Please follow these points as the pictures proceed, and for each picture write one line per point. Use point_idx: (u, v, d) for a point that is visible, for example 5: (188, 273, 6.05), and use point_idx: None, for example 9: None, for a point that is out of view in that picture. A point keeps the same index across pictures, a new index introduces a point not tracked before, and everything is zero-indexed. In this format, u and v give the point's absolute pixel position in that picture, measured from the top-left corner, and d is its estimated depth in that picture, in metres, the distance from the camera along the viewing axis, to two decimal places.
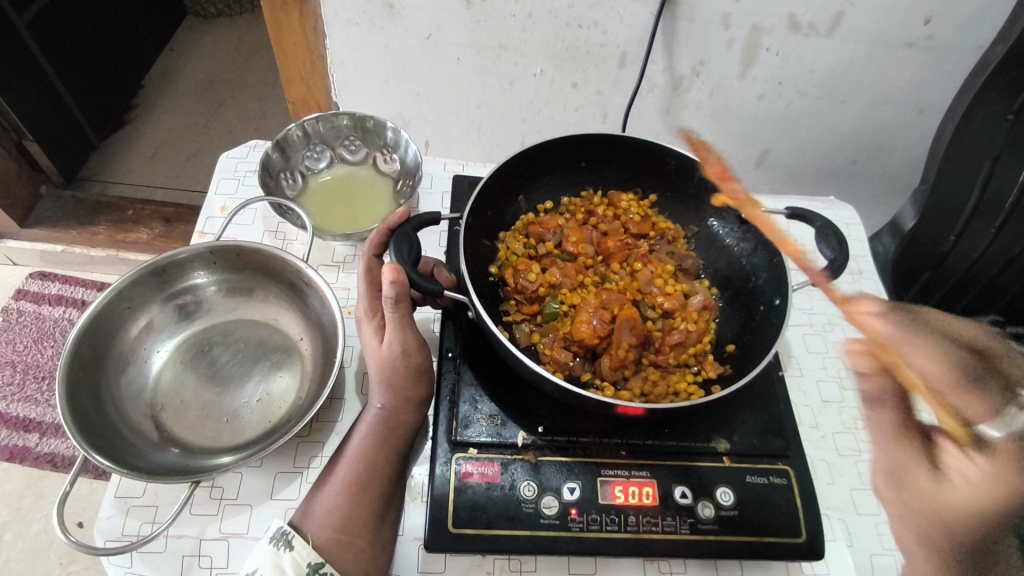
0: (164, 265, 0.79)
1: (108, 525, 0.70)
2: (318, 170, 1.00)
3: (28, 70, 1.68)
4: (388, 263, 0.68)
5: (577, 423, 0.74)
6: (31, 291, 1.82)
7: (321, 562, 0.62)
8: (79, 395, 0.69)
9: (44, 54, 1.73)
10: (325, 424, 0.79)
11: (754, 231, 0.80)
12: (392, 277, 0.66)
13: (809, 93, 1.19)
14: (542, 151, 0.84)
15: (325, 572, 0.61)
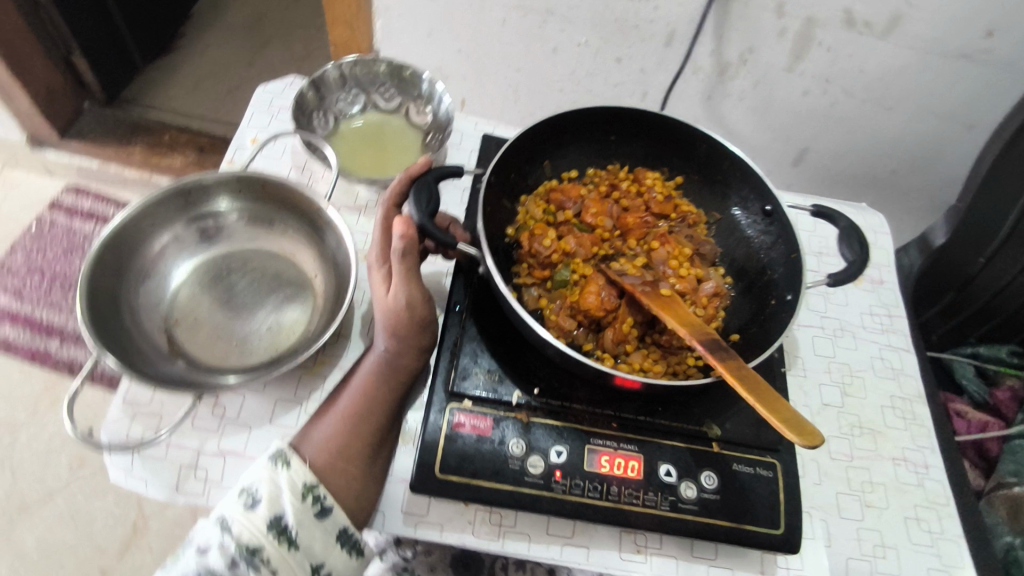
0: (191, 186, 0.81)
1: (115, 427, 0.74)
2: (352, 114, 1.00)
3: None
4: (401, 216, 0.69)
5: (573, 389, 0.75)
6: (66, 205, 1.88)
7: (315, 484, 0.64)
8: (99, 300, 0.72)
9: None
10: (329, 360, 0.81)
11: (778, 223, 0.78)
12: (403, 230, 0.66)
13: (857, 95, 1.16)
14: (573, 119, 0.84)
15: (318, 492, 0.64)
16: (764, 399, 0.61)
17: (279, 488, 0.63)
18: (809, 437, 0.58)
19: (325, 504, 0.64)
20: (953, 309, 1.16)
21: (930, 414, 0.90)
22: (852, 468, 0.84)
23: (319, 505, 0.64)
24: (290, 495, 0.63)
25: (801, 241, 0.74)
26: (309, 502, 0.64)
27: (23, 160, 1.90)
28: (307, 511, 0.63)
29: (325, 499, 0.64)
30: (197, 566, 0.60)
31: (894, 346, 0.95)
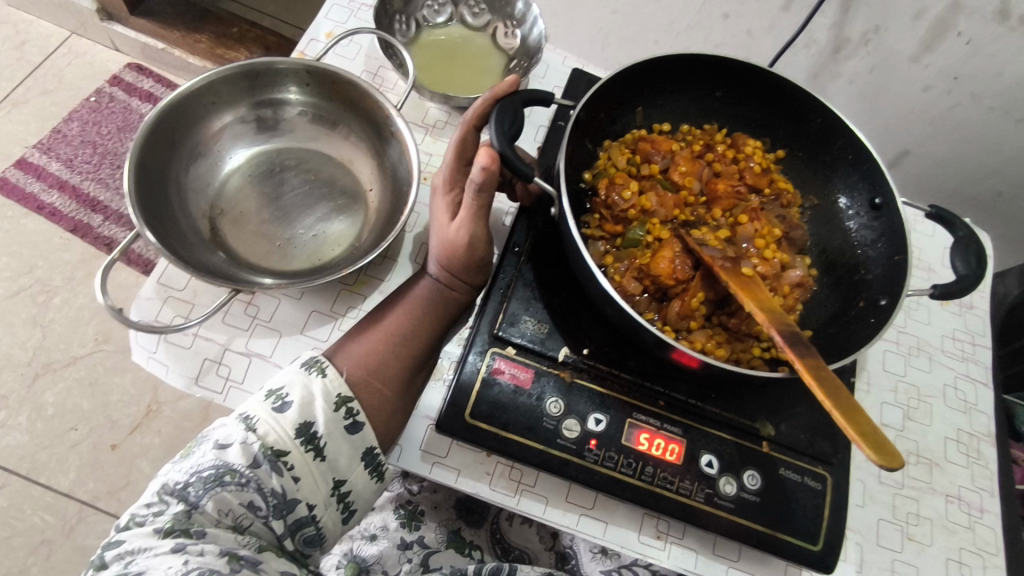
0: (259, 70, 0.75)
1: (145, 306, 0.71)
2: (436, 23, 0.93)
3: None
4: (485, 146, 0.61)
5: (625, 357, 0.69)
6: (127, 81, 1.87)
7: (351, 397, 0.61)
8: (148, 172, 0.68)
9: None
10: (370, 280, 0.76)
11: (887, 220, 0.70)
12: (485, 162, 0.60)
13: (983, 100, 1.04)
14: (679, 64, 0.76)
15: (352, 407, 0.60)
16: (841, 404, 0.54)
17: (311, 395, 0.60)
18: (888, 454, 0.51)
19: (357, 419, 0.60)
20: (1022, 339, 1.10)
21: (995, 456, 0.83)
22: (899, 496, 0.77)
23: (351, 418, 0.60)
24: (324, 404, 0.59)
25: (909, 243, 0.67)
26: (342, 414, 0.60)
27: (91, 29, 1.87)
28: (338, 422, 0.59)
29: (358, 414, 0.61)
30: (216, 461, 0.57)
31: (970, 377, 0.87)
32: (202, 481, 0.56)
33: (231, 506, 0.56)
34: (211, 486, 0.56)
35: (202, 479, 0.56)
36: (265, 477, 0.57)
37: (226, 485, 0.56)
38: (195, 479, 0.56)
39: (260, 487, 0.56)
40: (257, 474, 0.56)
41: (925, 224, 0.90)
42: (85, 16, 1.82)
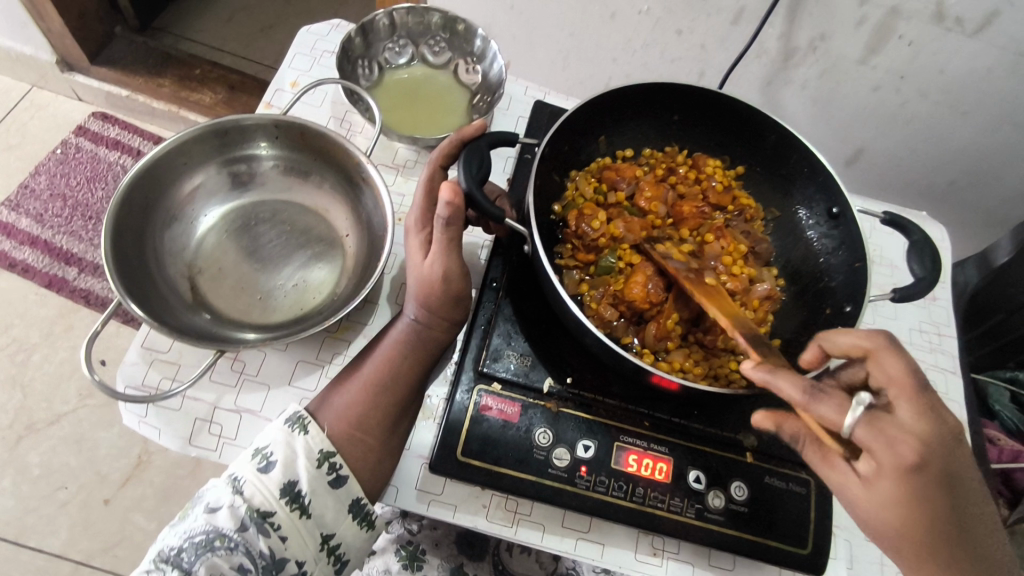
0: (227, 128, 0.76)
1: (131, 371, 0.71)
2: (397, 65, 0.95)
3: None
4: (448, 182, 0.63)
5: (606, 383, 0.71)
6: (92, 131, 1.86)
7: (332, 452, 0.64)
8: (124, 240, 0.69)
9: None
10: (353, 325, 0.78)
11: (844, 229, 0.73)
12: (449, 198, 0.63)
13: (930, 96, 1.08)
14: (637, 91, 0.78)
15: (334, 462, 0.64)
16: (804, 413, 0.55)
17: (295, 453, 0.63)
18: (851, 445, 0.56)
19: (340, 473, 0.63)
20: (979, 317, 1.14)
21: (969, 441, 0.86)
22: None
23: (334, 473, 0.63)
24: (306, 461, 0.63)
25: (868, 250, 0.70)
26: (324, 469, 0.63)
27: (52, 81, 1.87)
28: (321, 477, 0.63)
29: (340, 468, 0.64)
30: (207, 526, 0.59)
31: (941, 368, 0.91)
32: (194, 546, 0.59)
33: (222, 570, 0.58)
34: (202, 551, 0.58)
35: (194, 544, 0.59)
36: (252, 540, 0.59)
37: (217, 550, 0.58)
38: (188, 544, 0.59)
39: (248, 549, 0.59)
40: (245, 537, 0.59)
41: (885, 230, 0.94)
42: (45, 68, 1.82)
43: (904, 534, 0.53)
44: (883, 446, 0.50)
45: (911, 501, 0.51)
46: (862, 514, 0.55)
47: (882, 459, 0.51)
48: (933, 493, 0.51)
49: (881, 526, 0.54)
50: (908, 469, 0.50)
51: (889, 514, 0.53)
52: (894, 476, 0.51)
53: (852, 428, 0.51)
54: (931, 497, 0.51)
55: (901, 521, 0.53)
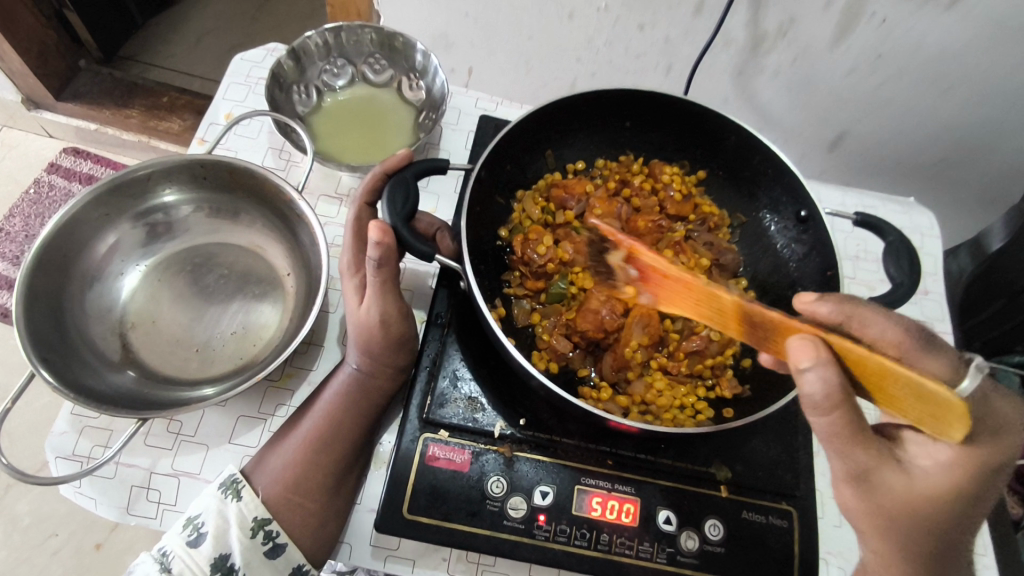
0: (146, 174, 0.72)
1: (60, 441, 0.67)
2: (337, 87, 0.90)
3: None
4: (377, 221, 0.58)
5: (564, 421, 0.66)
6: (64, 167, 1.84)
7: (268, 520, 0.60)
8: (40, 305, 0.65)
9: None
10: (298, 371, 0.73)
11: (813, 233, 0.67)
12: (378, 237, 0.56)
13: (911, 74, 1.01)
14: (582, 100, 0.73)
15: (270, 529, 0.59)
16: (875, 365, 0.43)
17: (226, 522, 0.59)
18: (940, 426, 0.43)
19: (277, 542, 0.59)
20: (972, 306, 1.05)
21: None
22: None
23: (270, 542, 0.59)
24: (239, 531, 0.59)
25: (840, 258, 0.64)
26: (260, 539, 0.59)
27: (20, 120, 1.84)
28: (256, 548, 0.59)
29: (277, 536, 0.59)
30: None
31: None
32: None
33: None
34: None
35: None
36: None
37: None
38: None
39: None
40: None
41: (859, 232, 0.90)
42: (13, 108, 1.80)
43: (912, 512, 0.49)
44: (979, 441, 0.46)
45: (960, 492, 0.48)
46: (883, 486, 0.49)
47: (979, 448, 0.46)
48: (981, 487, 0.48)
49: (897, 505, 0.49)
50: (992, 466, 0.47)
51: (924, 497, 0.48)
52: (974, 462, 0.47)
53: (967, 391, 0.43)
54: (975, 487, 0.48)
55: (923, 499, 0.48)
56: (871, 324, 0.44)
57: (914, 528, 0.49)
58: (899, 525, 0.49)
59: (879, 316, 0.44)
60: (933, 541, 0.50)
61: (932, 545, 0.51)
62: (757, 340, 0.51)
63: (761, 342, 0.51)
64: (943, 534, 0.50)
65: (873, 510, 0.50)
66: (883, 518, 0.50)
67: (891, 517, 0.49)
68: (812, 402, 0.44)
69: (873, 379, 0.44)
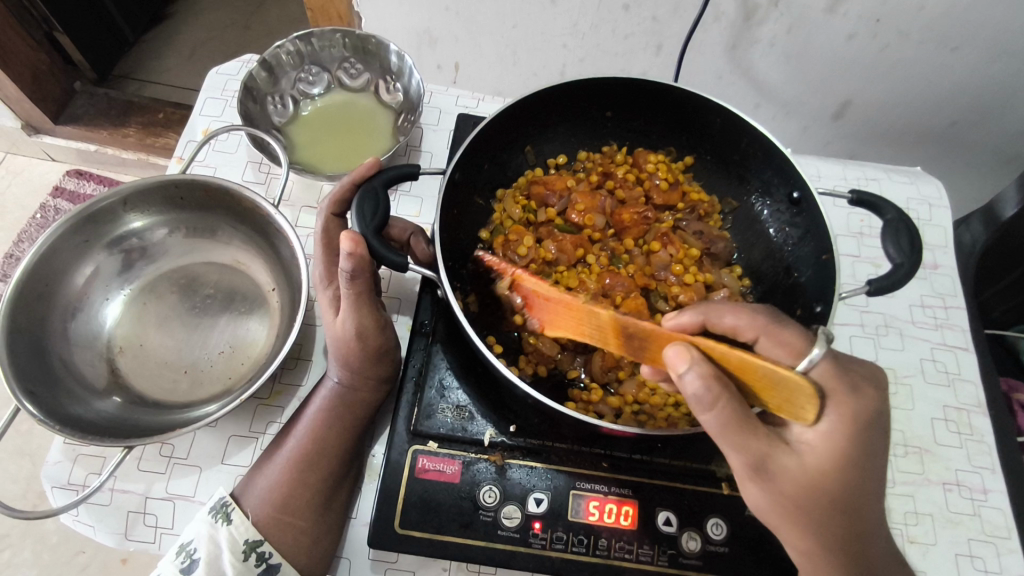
0: (124, 198, 0.72)
1: (55, 471, 0.67)
2: (313, 96, 0.89)
3: None
4: (350, 230, 0.56)
5: (556, 424, 0.64)
6: (69, 189, 1.86)
7: (259, 541, 0.59)
8: (23, 336, 0.64)
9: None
10: (287, 388, 0.72)
11: (806, 217, 0.65)
12: (350, 248, 0.54)
13: (914, 37, 0.95)
14: (558, 95, 0.71)
15: (263, 551, 0.59)
16: (732, 361, 0.48)
17: (218, 547, 0.59)
18: (793, 410, 0.47)
19: (271, 562, 0.59)
20: (997, 267, 1.00)
21: (990, 427, 0.77)
22: (892, 496, 0.71)
23: (263, 563, 0.59)
24: (230, 555, 0.58)
25: (834, 240, 0.61)
26: (252, 561, 0.58)
27: (23, 146, 1.86)
28: (249, 570, 0.58)
29: (271, 557, 0.59)
30: None
31: (947, 344, 0.81)
32: None
33: None
34: None
35: None
36: None
37: None
38: None
39: None
40: None
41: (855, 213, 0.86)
42: (13, 135, 1.81)
43: (818, 494, 0.47)
44: (841, 392, 0.47)
45: (851, 459, 0.47)
46: (780, 468, 0.47)
47: (848, 400, 0.47)
48: (872, 448, 0.48)
49: (800, 488, 0.47)
50: (871, 418, 0.48)
51: (820, 472, 0.47)
52: (849, 417, 0.47)
53: (807, 367, 0.47)
54: (867, 450, 0.48)
55: (825, 473, 0.47)
56: (728, 317, 0.51)
57: (828, 509, 0.48)
58: (808, 511, 0.48)
59: (732, 311, 0.52)
60: (850, 519, 0.49)
61: (849, 527, 0.49)
62: (635, 354, 0.55)
63: (638, 355, 0.54)
64: (860, 507, 0.49)
65: (780, 500, 0.48)
66: (793, 504, 0.48)
67: (802, 503, 0.48)
68: (694, 400, 0.46)
69: (738, 372, 0.48)
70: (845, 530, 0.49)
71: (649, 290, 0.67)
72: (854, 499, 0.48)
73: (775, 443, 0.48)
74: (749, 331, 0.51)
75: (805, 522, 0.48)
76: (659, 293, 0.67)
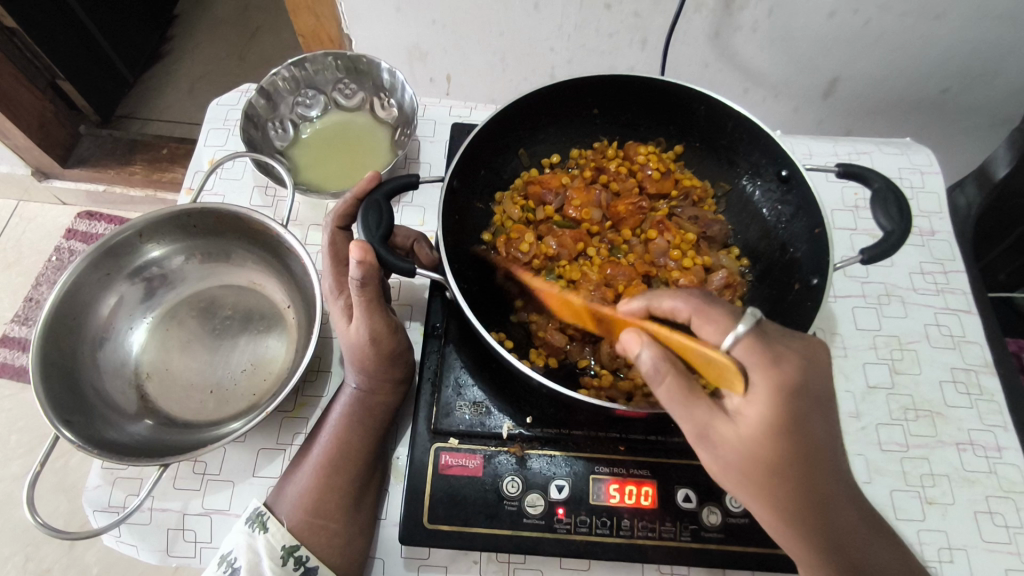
0: (137, 230, 0.75)
1: (96, 495, 0.70)
2: (311, 118, 0.93)
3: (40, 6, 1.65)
4: (356, 239, 0.58)
5: (571, 412, 0.66)
6: (82, 231, 1.90)
7: (296, 546, 0.62)
8: (54, 368, 0.67)
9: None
10: (310, 399, 0.75)
11: (795, 193, 0.67)
12: (359, 256, 0.57)
13: (895, 8, 0.96)
14: (546, 97, 0.74)
15: (300, 555, 0.62)
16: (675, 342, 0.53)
17: (257, 555, 0.61)
18: (727, 383, 0.50)
19: (308, 565, 0.61)
20: (994, 232, 1.02)
21: (999, 385, 0.78)
22: (907, 460, 0.73)
23: (301, 567, 0.61)
24: (269, 561, 0.61)
25: (824, 213, 0.63)
26: (290, 565, 0.61)
27: (35, 192, 1.91)
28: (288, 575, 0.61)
29: (308, 561, 0.62)
30: None
31: (950, 308, 0.82)
32: None
33: None
34: None
35: None
36: None
37: None
38: None
39: None
40: None
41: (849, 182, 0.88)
42: (25, 183, 1.86)
43: (761, 462, 0.48)
44: (767, 359, 0.47)
45: (784, 424, 0.47)
46: (717, 435, 0.49)
47: (772, 370, 0.47)
48: (809, 414, 0.47)
49: (740, 455, 0.48)
50: (802, 387, 0.47)
51: (756, 441, 0.47)
52: (778, 386, 0.46)
53: (732, 345, 0.48)
54: (805, 416, 0.47)
55: (765, 443, 0.47)
56: (667, 301, 0.54)
57: (774, 478, 0.48)
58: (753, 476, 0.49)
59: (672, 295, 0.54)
60: (805, 488, 0.48)
61: (804, 497, 0.48)
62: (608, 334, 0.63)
63: (609, 334, 0.63)
64: (812, 477, 0.48)
65: (726, 466, 0.50)
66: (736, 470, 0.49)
67: (749, 468, 0.48)
68: (647, 376, 0.50)
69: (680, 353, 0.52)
70: (802, 500, 0.48)
71: (650, 277, 0.69)
72: (803, 471, 0.47)
73: (715, 411, 0.49)
74: (683, 311, 0.53)
75: (756, 489, 0.49)
76: (661, 279, 0.69)
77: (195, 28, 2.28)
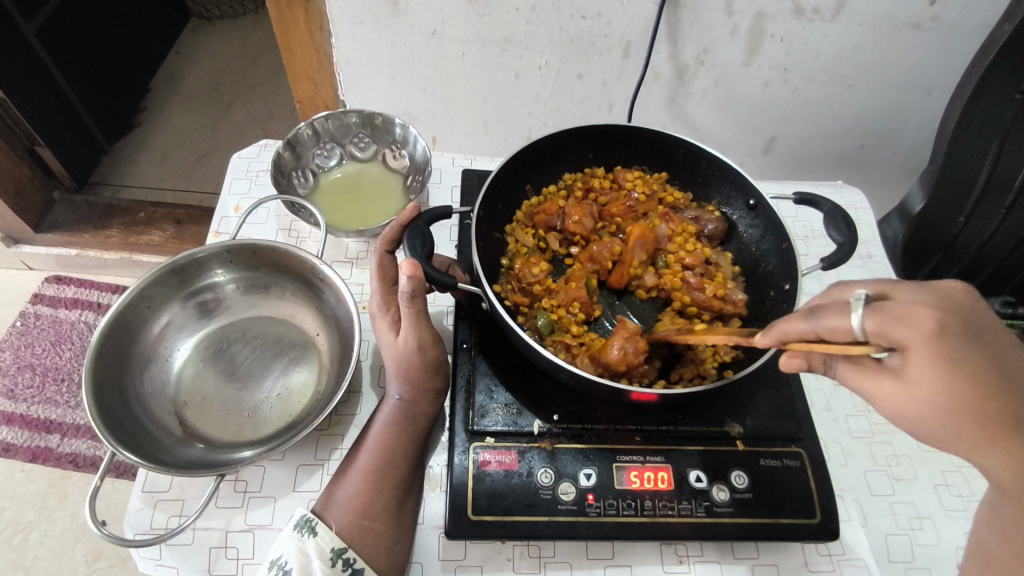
0: (182, 264, 0.81)
1: (137, 518, 0.72)
2: (329, 168, 1.02)
3: (23, 80, 1.69)
4: (405, 258, 0.67)
5: (591, 410, 0.76)
6: (49, 296, 1.83)
7: (344, 548, 0.65)
8: (106, 392, 0.71)
9: (46, 51, 1.78)
10: (344, 418, 0.81)
11: (763, 214, 0.82)
12: (409, 273, 0.66)
13: (818, 79, 1.15)
14: (551, 144, 0.87)
15: (348, 556, 0.65)
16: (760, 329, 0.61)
17: (307, 556, 0.64)
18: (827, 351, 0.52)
19: (356, 567, 0.64)
20: (940, 271, 1.14)
21: None
22: (875, 444, 0.83)
23: (349, 569, 0.64)
24: (320, 562, 0.64)
25: (789, 230, 0.77)
26: (340, 567, 0.64)
27: None
28: None
29: (356, 562, 0.64)
30: None
31: None
32: None
33: None
34: None
35: None
36: None
37: None
38: None
39: None
40: None
41: (802, 210, 1.05)
42: None
43: (954, 423, 0.48)
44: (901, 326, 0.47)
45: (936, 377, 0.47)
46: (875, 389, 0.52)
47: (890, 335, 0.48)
48: (989, 348, 0.47)
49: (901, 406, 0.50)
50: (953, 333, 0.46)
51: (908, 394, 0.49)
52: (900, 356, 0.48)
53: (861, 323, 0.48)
54: (988, 348, 0.47)
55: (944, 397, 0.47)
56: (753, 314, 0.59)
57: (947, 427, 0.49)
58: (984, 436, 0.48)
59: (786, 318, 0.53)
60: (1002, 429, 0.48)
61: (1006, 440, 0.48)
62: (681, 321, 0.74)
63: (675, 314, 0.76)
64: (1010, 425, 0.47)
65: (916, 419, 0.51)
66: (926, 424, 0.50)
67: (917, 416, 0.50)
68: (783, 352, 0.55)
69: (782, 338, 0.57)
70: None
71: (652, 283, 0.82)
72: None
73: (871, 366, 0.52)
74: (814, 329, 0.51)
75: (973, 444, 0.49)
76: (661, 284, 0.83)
77: (167, 98, 2.35)
